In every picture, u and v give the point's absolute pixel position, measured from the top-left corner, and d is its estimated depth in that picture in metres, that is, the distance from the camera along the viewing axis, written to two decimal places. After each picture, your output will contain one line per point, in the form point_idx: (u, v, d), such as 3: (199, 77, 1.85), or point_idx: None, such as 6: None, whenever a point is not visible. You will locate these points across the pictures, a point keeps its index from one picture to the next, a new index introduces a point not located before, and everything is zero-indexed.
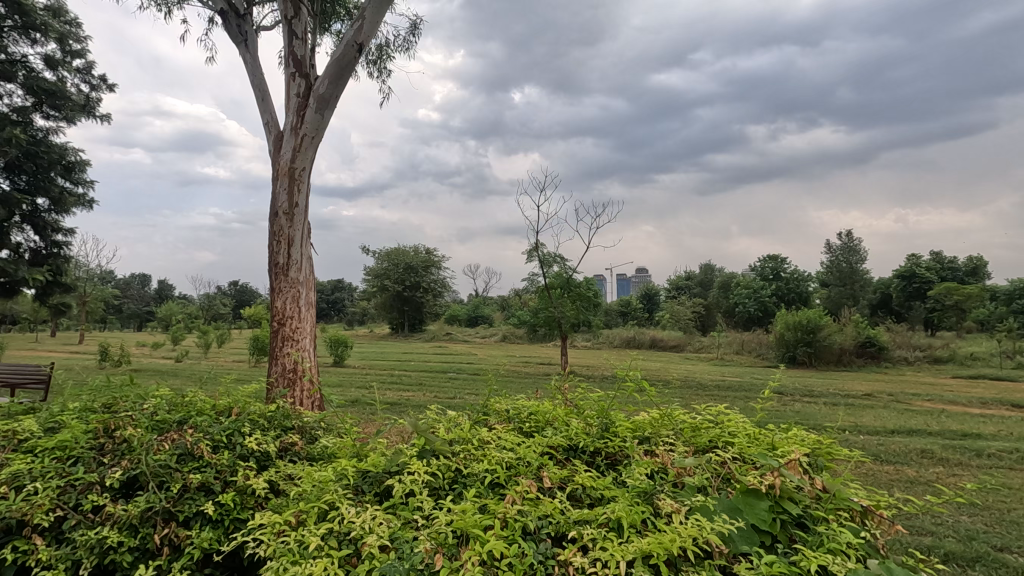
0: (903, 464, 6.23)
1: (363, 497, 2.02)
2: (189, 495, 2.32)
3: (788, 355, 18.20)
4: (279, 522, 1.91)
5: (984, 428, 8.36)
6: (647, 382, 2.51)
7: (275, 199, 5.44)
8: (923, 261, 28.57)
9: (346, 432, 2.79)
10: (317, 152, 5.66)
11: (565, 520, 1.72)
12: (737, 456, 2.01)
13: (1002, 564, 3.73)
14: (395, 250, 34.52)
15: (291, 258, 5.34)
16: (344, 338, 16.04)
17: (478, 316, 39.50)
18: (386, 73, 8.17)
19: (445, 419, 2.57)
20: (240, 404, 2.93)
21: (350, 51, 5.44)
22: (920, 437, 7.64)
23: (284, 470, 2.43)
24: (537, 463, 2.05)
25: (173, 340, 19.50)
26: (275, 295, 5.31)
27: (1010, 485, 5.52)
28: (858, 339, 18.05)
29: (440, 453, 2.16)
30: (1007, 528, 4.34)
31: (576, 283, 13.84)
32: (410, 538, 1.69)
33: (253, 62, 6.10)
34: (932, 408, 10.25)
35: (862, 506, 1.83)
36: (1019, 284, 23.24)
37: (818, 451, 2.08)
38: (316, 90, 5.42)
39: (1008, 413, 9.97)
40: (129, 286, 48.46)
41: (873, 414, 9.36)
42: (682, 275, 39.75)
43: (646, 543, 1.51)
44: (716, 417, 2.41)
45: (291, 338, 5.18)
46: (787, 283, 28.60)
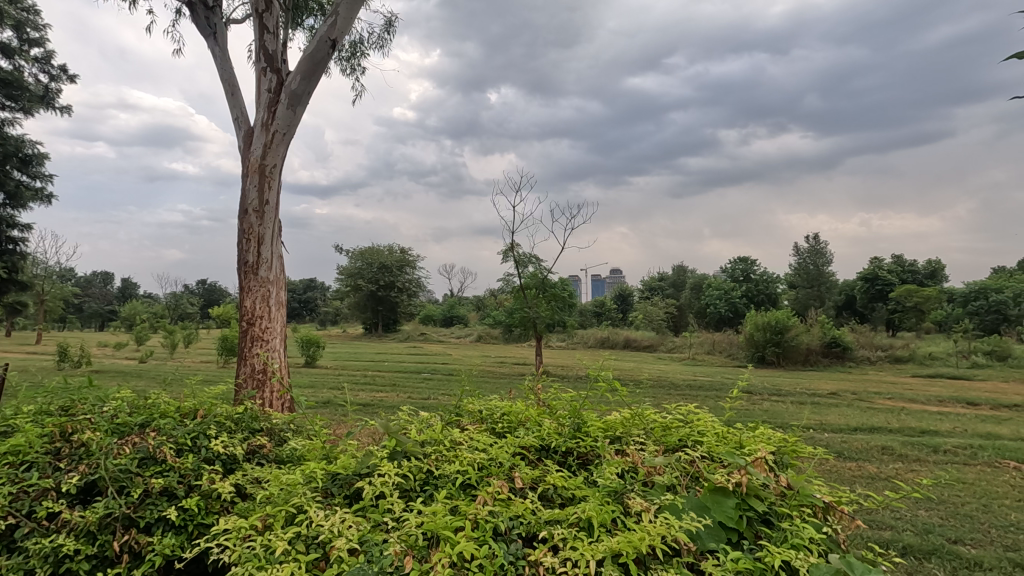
0: (864, 460, 6.44)
1: (332, 501, 1.99)
2: (151, 500, 2.25)
3: (757, 355, 18.62)
4: (245, 526, 1.86)
5: (942, 425, 8.69)
6: (619, 382, 2.53)
7: (244, 196, 5.33)
8: (886, 264, 29.51)
9: (316, 434, 2.74)
10: (288, 150, 5.56)
11: (537, 521, 1.72)
12: (706, 454, 2.03)
13: (956, 555, 3.88)
14: (369, 249, 34.14)
15: (260, 257, 5.23)
16: (316, 338, 15.85)
17: (453, 316, 39.33)
18: (360, 70, 8.08)
19: (417, 420, 2.56)
20: (206, 406, 2.86)
21: (323, 47, 5.36)
22: (882, 434, 7.90)
23: (251, 473, 2.38)
24: (509, 464, 2.05)
25: (137, 340, 18.96)
26: (244, 294, 5.19)
27: (965, 480, 5.74)
28: (824, 339, 18.59)
29: (412, 454, 2.15)
30: (961, 521, 4.52)
31: (551, 283, 13.90)
32: (379, 540, 1.67)
33: (223, 56, 5.95)
34: (893, 406, 10.66)
35: (825, 502, 1.89)
36: (974, 287, 24.27)
37: (784, 448, 2.13)
38: (288, 86, 5.33)
39: (965, 410, 10.39)
40: (90, 284, 46.67)
41: (838, 412, 9.65)
42: (655, 276, 40.37)
43: (616, 541, 1.52)
44: (686, 416, 2.44)
45: (260, 338, 5.07)
46: (757, 284, 29.21)
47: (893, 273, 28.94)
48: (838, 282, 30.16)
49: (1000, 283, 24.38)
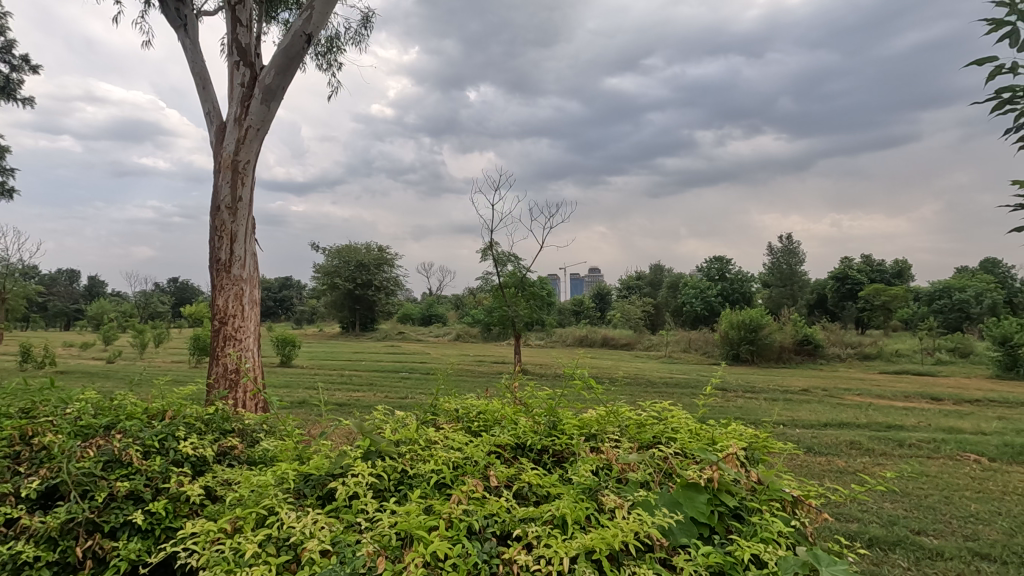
0: (833, 455, 6.61)
1: (305, 502, 1.97)
2: (116, 504, 2.20)
3: (732, 352, 18.95)
4: (214, 529, 1.82)
5: (907, 420, 8.96)
6: (594, 380, 2.55)
7: (216, 193, 5.22)
8: (856, 264, 30.31)
9: (289, 435, 2.70)
10: (262, 145, 5.45)
11: (511, 519, 1.72)
12: (679, 450, 2.06)
13: (920, 545, 4.00)
14: (346, 247, 33.70)
15: (233, 255, 5.13)
16: (291, 337, 15.62)
17: (432, 315, 39.12)
18: (336, 66, 7.98)
19: (392, 419, 2.53)
20: (174, 407, 2.78)
21: (298, 41, 5.27)
22: (851, 429, 8.10)
23: (221, 475, 2.32)
24: (484, 462, 2.04)
25: (104, 340, 18.43)
26: (216, 292, 5.09)
27: (928, 472, 5.94)
28: (796, 337, 19.00)
29: (386, 454, 2.13)
30: (924, 513, 4.67)
31: (530, 282, 13.95)
32: (352, 541, 1.65)
33: (194, 48, 5.81)
34: (862, 402, 10.96)
35: (793, 495, 1.94)
36: (939, 287, 25.05)
37: (755, 444, 2.17)
38: (262, 80, 5.23)
39: (929, 405, 10.74)
40: (55, 281, 45.08)
41: (809, 408, 9.89)
42: (633, 275, 40.78)
43: (589, 538, 1.53)
44: (661, 413, 2.47)
45: (233, 338, 4.97)
46: (732, 284, 29.71)
47: (862, 273, 29.71)
48: (810, 282, 30.88)
49: (962, 282, 25.25)
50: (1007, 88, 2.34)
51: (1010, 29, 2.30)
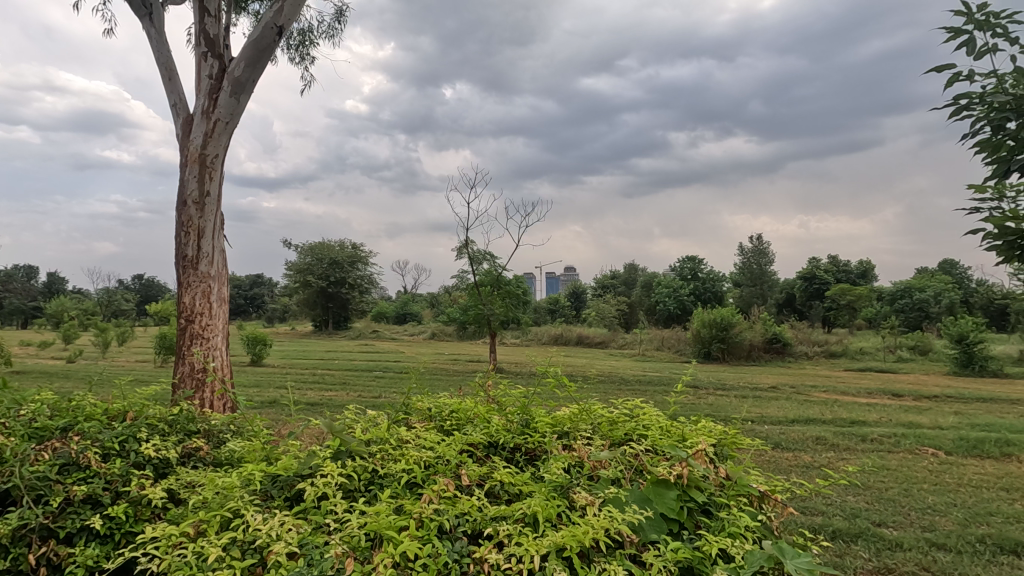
0: (800, 450, 6.79)
1: (272, 504, 1.93)
2: (72, 509, 2.12)
3: (703, 350, 19.28)
4: (175, 534, 1.76)
5: (870, 416, 9.25)
6: (567, 377, 2.56)
7: (183, 187, 5.07)
8: (823, 264, 31.21)
9: (256, 436, 2.63)
10: (231, 139, 5.32)
11: (482, 518, 1.71)
12: (650, 448, 2.08)
13: (880, 537, 4.14)
14: (320, 244, 33.17)
15: (200, 251, 4.99)
16: (263, 335, 15.31)
17: (407, 312, 38.78)
18: (309, 60, 7.83)
19: (363, 419, 2.49)
20: (137, 408, 2.69)
21: (269, 34, 5.15)
22: (817, 426, 8.33)
23: (184, 477, 2.24)
24: (456, 462, 2.03)
25: (65, 339, 17.75)
26: (182, 290, 4.94)
27: (888, 466, 6.14)
28: (766, 335, 19.43)
29: (356, 453, 2.09)
30: (884, 505, 4.83)
31: (505, 281, 13.96)
32: (320, 543, 1.62)
33: (159, 38, 5.64)
34: (827, 398, 11.29)
35: (760, 491, 1.98)
36: (900, 287, 25.97)
37: (724, 440, 2.21)
38: (231, 72, 5.10)
39: (892, 402, 11.12)
40: (12, 277, 43.19)
41: (776, 405, 10.12)
42: (608, 274, 41.15)
43: (560, 536, 1.53)
44: (632, 410, 2.49)
45: (200, 336, 4.84)
46: (704, 283, 30.28)
47: (828, 273, 30.61)
48: (779, 281, 31.61)
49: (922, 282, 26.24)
50: (963, 95, 2.45)
51: (968, 36, 2.44)
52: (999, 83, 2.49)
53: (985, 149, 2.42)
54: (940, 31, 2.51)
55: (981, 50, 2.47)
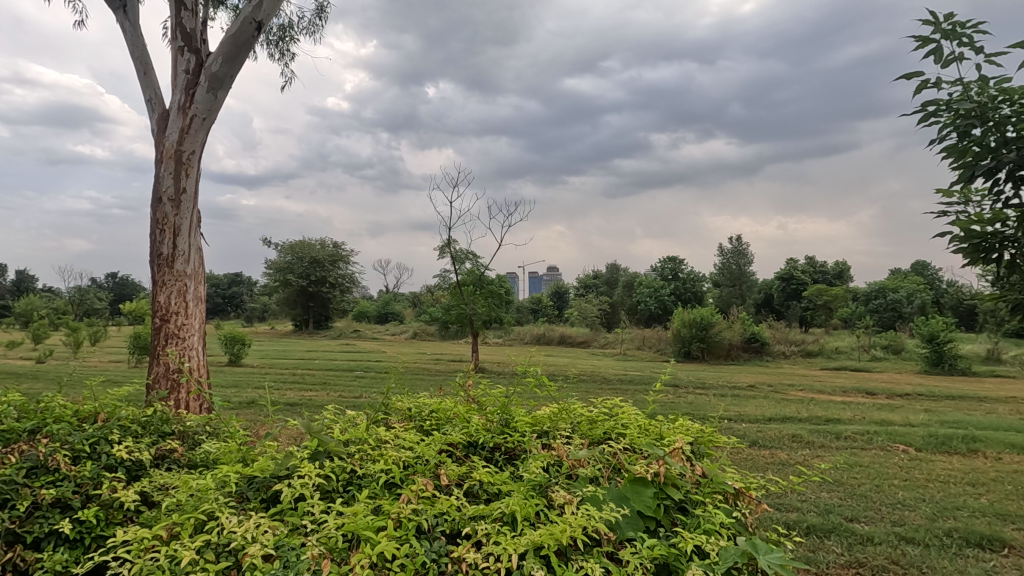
0: (776, 448, 6.91)
1: (247, 506, 1.90)
2: (40, 513, 2.07)
3: (684, 350, 19.49)
4: (148, 537, 1.73)
5: (844, 414, 9.45)
6: (546, 376, 2.58)
7: (158, 183, 4.97)
8: (799, 265, 31.82)
9: (232, 436, 2.59)
10: (208, 135, 5.23)
11: (460, 517, 1.71)
12: (628, 446, 2.09)
13: (852, 532, 4.23)
14: (300, 242, 32.80)
15: (176, 249, 4.89)
16: (241, 334, 15.08)
17: (388, 312, 38.43)
18: (288, 56, 7.74)
19: (342, 419, 2.48)
20: (109, 410, 2.64)
21: (247, 28, 5.07)
22: (793, 423, 8.49)
23: (158, 479, 2.20)
24: (435, 461, 2.03)
25: (34, 338, 17.26)
26: (157, 289, 4.84)
27: (861, 462, 6.29)
28: (744, 335, 19.72)
29: (334, 454, 2.08)
30: (857, 501, 4.95)
31: (488, 280, 13.98)
32: (296, 544, 1.61)
33: (134, 31, 5.52)
34: (803, 397, 11.51)
35: (735, 488, 2.01)
36: (875, 287, 26.58)
37: (701, 438, 2.24)
38: (208, 68, 5.02)
39: (865, 399, 11.39)
40: None
41: (754, 403, 10.29)
42: (590, 274, 41.38)
43: (538, 535, 1.54)
44: (611, 409, 2.51)
45: (175, 335, 4.75)
46: (684, 283, 30.67)
47: (806, 274, 31.19)
48: (758, 281, 32.11)
49: (895, 283, 26.94)
50: (931, 101, 2.53)
51: (936, 45, 2.52)
52: (963, 92, 2.58)
53: (952, 154, 2.50)
54: (909, 39, 2.59)
55: (947, 58, 2.55)
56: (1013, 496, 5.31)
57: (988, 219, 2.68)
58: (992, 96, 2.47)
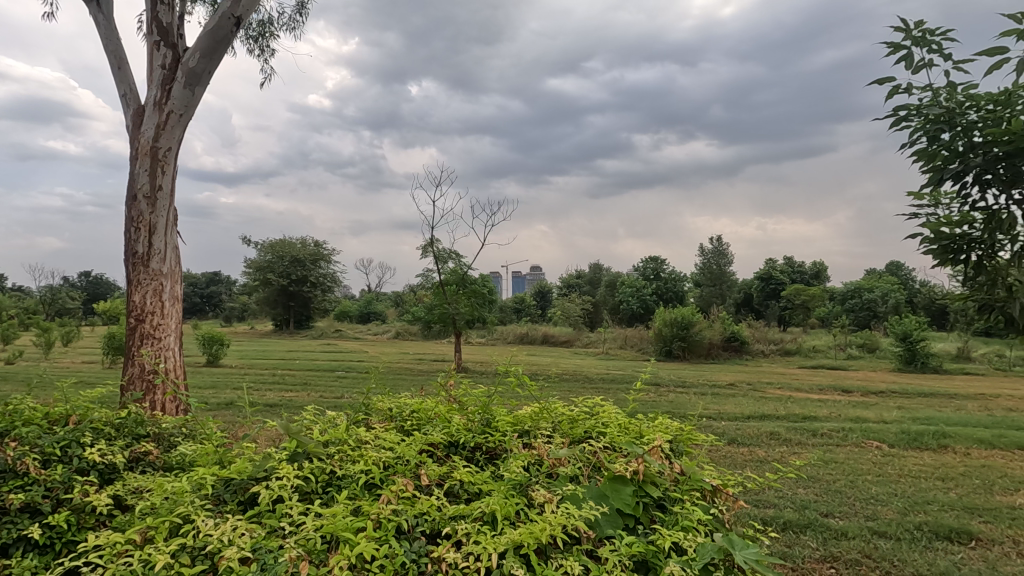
0: (755, 445, 7.02)
1: (224, 508, 1.88)
2: (8, 519, 2.02)
3: (665, 349, 19.68)
4: (120, 541, 1.69)
5: (821, 411, 9.64)
6: (528, 376, 2.58)
7: (132, 180, 4.87)
8: (778, 265, 32.38)
9: (209, 438, 2.55)
10: (185, 132, 5.14)
11: (441, 517, 1.71)
12: (608, 444, 2.11)
13: (827, 527, 4.32)
14: (280, 241, 32.40)
15: (152, 248, 4.80)
16: (220, 335, 14.84)
17: (370, 312, 38.13)
18: (269, 52, 7.64)
19: (321, 420, 2.45)
20: (81, 411, 2.58)
21: (226, 24, 4.99)
22: (771, 421, 8.63)
23: (131, 482, 2.16)
24: (416, 461, 2.03)
25: (3, 339, 16.78)
26: (133, 288, 4.75)
27: (836, 459, 6.43)
28: (724, 334, 20.00)
29: (314, 455, 2.06)
30: (832, 496, 5.06)
31: (471, 280, 13.95)
32: (274, 547, 1.59)
33: (108, 25, 5.40)
34: (781, 395, 11.69)
35: (713, 485, 2.04)
36: (851, 287, 27.16)
37: (680, 436, 2.26)
38: (185, 63, 4.93)
39: (841, 397, 11.63)
40: None
41: (734, 401, 10.45)
42: (573, 274, 41.54)
43: (517, 533, 1.55)
44: (592, 408, 2.53)
45: (151, 336, 4.66)
46: (666, 283, 30.98)
47: (784, 274, 31.73)
48: (737, 281, 32.56)
49: (870, 283, 27.55)
50: (903, 106, 2.59)
51: (907, 52, 2.59)
52: (933, 97, 2.65)
53: (922, 158, 2.57)
54: (882, 45, 2.65)
55: (918, 64, 2.62)
56: (980, 490, 5.47)
57: (957, 221, 2.76)
58: (960, 102, 2.54)
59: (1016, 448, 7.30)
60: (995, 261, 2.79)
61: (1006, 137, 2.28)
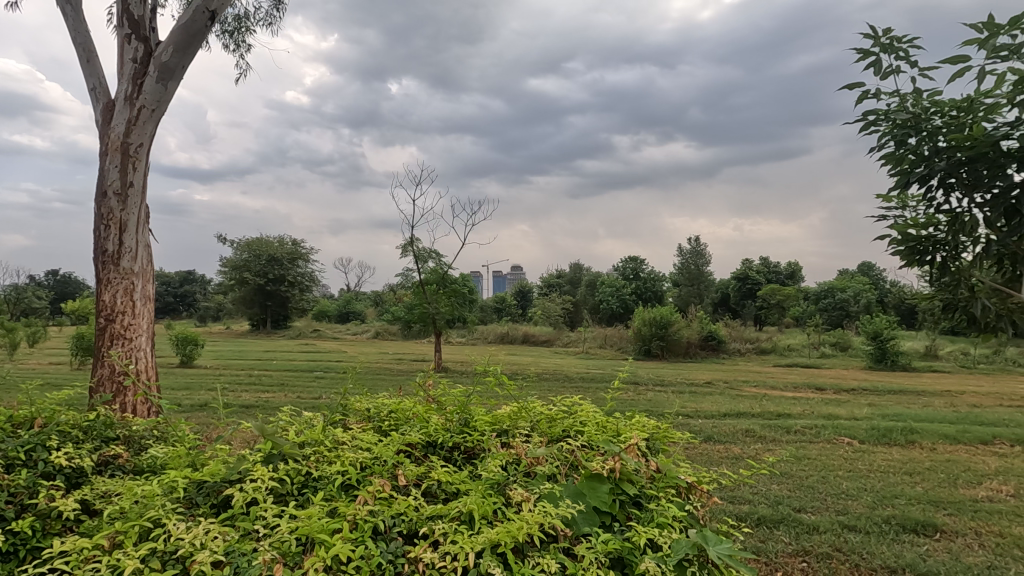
0: (731, 442, 7.14)
1: (196, 511, 1.85)
2: None
3: (644, 348, 19.87)
4: (88, 546, 1.65)
5: (794, 408, 9.85)
6: (507, 376, 2.59)
7: (102, 177, 4.75)
8: (754, 266, 32.97)
9: (181, 439, 2.50)
10: (157, 128, 5.02)
11: (418, 517, 1.71)
12: (586, 443, 2.13)
13: (799, 522, 4.41)
14: (257, 240, 31.91)
15: (122, 246, 4.68)
16: (194, 335, 14.54)
17: (350, 312, 37.75)
18: (245, 48, 7.51)
19: (297, 421, 2.42)
20: (47, 414, 2.51)
21: (200, 18, 4.89)
22: (747, 418, 8.79)
23: (99, 486, 2.11)
24: (393, 462, 2.02)
25: None
26: (102, 287, 4.63)
27: (809, 455, 6.57)
28: (702, 333, 20.29)
29: (289, 456, 2.03)
30: (804, 492, 5.17)
31: (451, 279, 13.90)
32: (247, 550, 1.57)
33: (77, 16, 5.25)
34: (757, 393, 11.91)
35: (688, 482, 2.07)
36: (824, 287, 27.77)
37: (657, 434, 2.29)
38: (157, 57, 4.82)
39: (814, 395, 11.91)
40: None
41: (711, 399, 10.62)
42: (553, 274, 41.70)
43: (495, 532, 1.55)
44: (570, 407, 2.54)
45: (121, 336, 4.55)
46: (644, 282, 31.32)
47: (760, 274, 32.31)
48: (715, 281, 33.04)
49: (843, 283, 28.20)
50: (872, 111, 2.66)
51: (876, 58, 2.66)
52: (901, 102, 2.72)
53: (890, 162, 2.64)
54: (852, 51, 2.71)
55: (886, 70, 2.69)
56: (945, 484, 5.65)
57: (922, 224, 2.85)
58: (926, 107, 2.62)
59: (979, 442, 7.56)
60: (958, 263, 2.88)
61: (969, 143, 2.36)
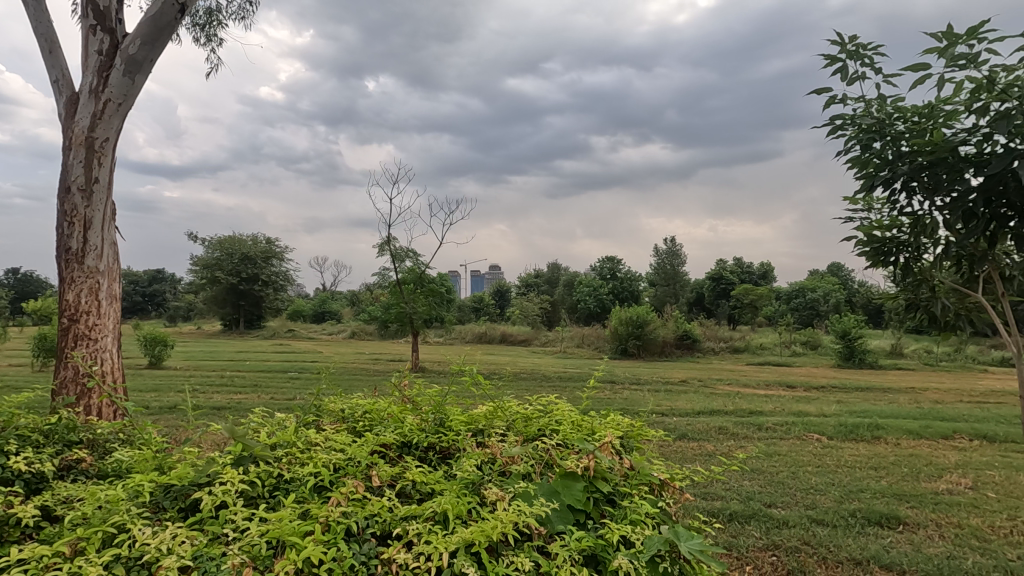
0: (705, 440, 7.25)
1: (163, 516, 1.80)
2: None
3: (620, 347, 20.05)
4: (48, 554, 1.60)
5: (765, 406, 10.06)
6: (483, 375, 2.58)
7: (66, 172, 4.59)
8: (728, 266, 33.55)
9: (147, 442, 2.44)
10: (124, 122, 4.88)
11: (391, 518, 1.70)
12: (561, 441, 2.14)
13: (770, 517, 4.51)
14: (229, 238, 31.27)
15: (87, 243, 4.54)
16: (163, 335, 14.18)
17: (325, 311, 37.27)
18: (217, 42, 7.35)
19: (270, 421, 2.38)
20: (5, 417, 2.42)
21: (169, 10, 4.76)
22: (720, 416, 8.94)
23: (61, 492, 2.04)
24: (367, 463, 2.00)
25: None
26: (65, 286, 4.47)
27: (779, 451, 6.71)
28: (677, 332, 20.58)
29: (261, 458, 2.00)
30: (775, 487, 5.29)
31: (428, 279, 13.81)
32: (216, 554, 1.55)
33: (38, 5, 5.06)
34: (730, 391, 12.15)
35: (660, 479, 2.09)
36: (795, 287, 28.41)
37: (631, 432, 2.31)
38: (124, 49, 4.69)
39: (785, 392, 12.19)
40: None
41: (686, 397, 10.78)
42: (531, 274, 41.81)
43: (469, 532, 1.55)
44: (545, 406, 2.55)
45: (86, 337, 4.41)
46: (621, 282, 31.63)
47: (734, 274, 32.89)
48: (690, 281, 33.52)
49: (813, 283, 28.88)
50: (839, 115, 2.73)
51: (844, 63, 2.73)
52: (867, 107, 2.80)
53: (856, 164, 2.72)
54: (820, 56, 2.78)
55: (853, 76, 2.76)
56: (909, 477, 5.84)
57: (886, 225, 2.94)
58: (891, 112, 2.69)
59: (941, 437, 7.83)
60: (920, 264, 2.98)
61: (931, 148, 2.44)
